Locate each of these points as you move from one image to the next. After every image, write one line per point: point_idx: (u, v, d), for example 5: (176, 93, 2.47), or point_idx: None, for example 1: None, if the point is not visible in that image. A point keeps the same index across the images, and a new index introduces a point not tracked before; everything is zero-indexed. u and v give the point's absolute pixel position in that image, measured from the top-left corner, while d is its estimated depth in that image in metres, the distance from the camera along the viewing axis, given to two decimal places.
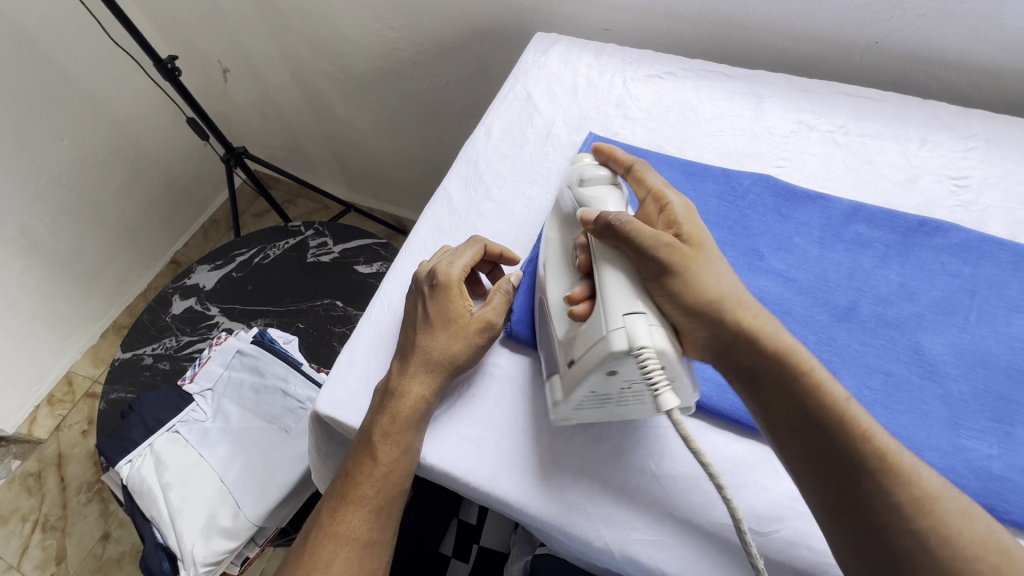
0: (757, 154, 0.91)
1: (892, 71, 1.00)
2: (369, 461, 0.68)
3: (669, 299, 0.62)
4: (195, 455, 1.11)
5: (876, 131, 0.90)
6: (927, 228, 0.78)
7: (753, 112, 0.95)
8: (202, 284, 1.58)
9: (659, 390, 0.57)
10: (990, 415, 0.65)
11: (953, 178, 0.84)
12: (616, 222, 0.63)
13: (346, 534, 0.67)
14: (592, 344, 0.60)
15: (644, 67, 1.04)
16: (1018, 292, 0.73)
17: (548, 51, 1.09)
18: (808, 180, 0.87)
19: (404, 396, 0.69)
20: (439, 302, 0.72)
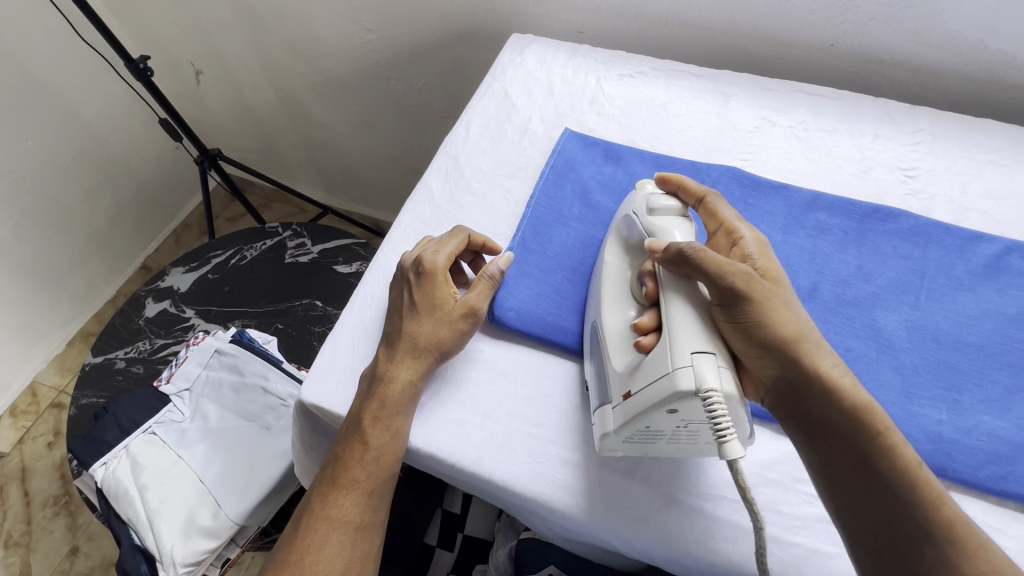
0: (724, 148, 0.96)
1: (847, 71, 1.06)
2: (359, 447, 0.69)
3: (740, 330, 0.61)
4: (172, 456, 1.09)
5: (833, 127, 0.96)
6: (880, 215, 0.84)
7: (720, 108, 1.00)
8: (177, 286, 1.56)
9: (725, 438, 0.56)
10: (940, 384, 0.70)
11: (903, 169, 0.91)
12: (693, 254, 0.63)
13: (338, 517, 0.68)
14: (654, 384, 0.60)
15: (616, 67, 1.08)
16: (963, 272, 0.78)
17: (524, 50, 1.12)
18: (772, 172, 0.92)
19: (394, 380, 0.70)
20: (424, 290, 0.74)
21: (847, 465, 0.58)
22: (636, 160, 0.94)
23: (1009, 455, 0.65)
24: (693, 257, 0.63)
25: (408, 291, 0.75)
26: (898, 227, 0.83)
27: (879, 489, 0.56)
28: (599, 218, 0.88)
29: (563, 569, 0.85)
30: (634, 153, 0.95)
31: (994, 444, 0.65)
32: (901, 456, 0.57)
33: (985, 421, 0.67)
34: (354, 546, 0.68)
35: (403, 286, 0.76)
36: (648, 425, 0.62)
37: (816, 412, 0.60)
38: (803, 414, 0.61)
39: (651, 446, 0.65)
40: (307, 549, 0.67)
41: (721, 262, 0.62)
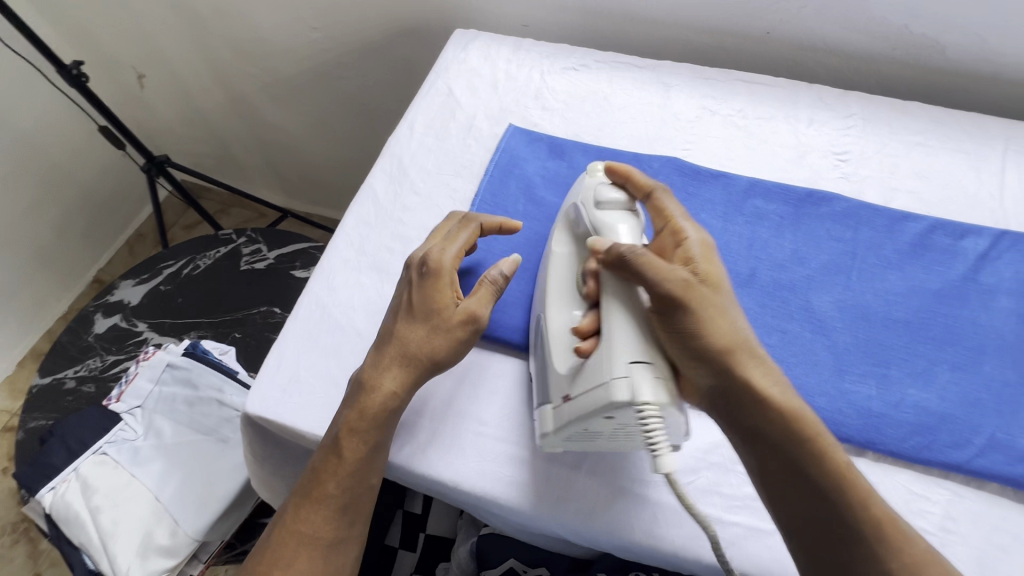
0: (666, 139, 0.97)
1: (783, 59, 1.09)
2: (333, 460, 0.67)
3: (675, 337, 0.60)
4: (126, 475, 1.06)
5: (771, 114, 0.98)
6: (814, 199, 0.86)
7: (662, 99, 1.01)
8: (127, 300, 1.51)
9: (657, 452, 0.57)
10: (870, 360, 0.73)
11: (836, 153, 0.93)
12: (631, 258, 0.61)
13: (305, 531, 0.67)
14: (592, 391, 0.60)
15: (559, 60, 1.08)
16: (892, 251, 0.81)
17: (468, 46, 1.11)
18: (712, 161, 0.94)
19: (376, 390, 0.68)
20: (423, 289, 0.71)
21: (775, 471, 0.60)
22: (579, 154, 0.94)
23: (932, 425, 0.68)
24: (630, 262, 0.61)
25: (411, 284, 0.72)
26: (831, 210, 0.85)
27: (810, 492, 0.58)
28: (544, 213, 0.88)
29: (522, 562, 0.86)
30: (578, 147, 0.95)
31: (918, 416, 0.68)
32: (831, 460, 0.58)
33: (911, 394, 0.70)
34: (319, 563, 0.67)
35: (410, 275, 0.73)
36: (585, 428, 0.63)
37: (755, 422, 0.60)
38: (743, 424, 0.61)
39: (590, 443, 0.67)
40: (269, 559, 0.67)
41: (659, 269, 0.60)
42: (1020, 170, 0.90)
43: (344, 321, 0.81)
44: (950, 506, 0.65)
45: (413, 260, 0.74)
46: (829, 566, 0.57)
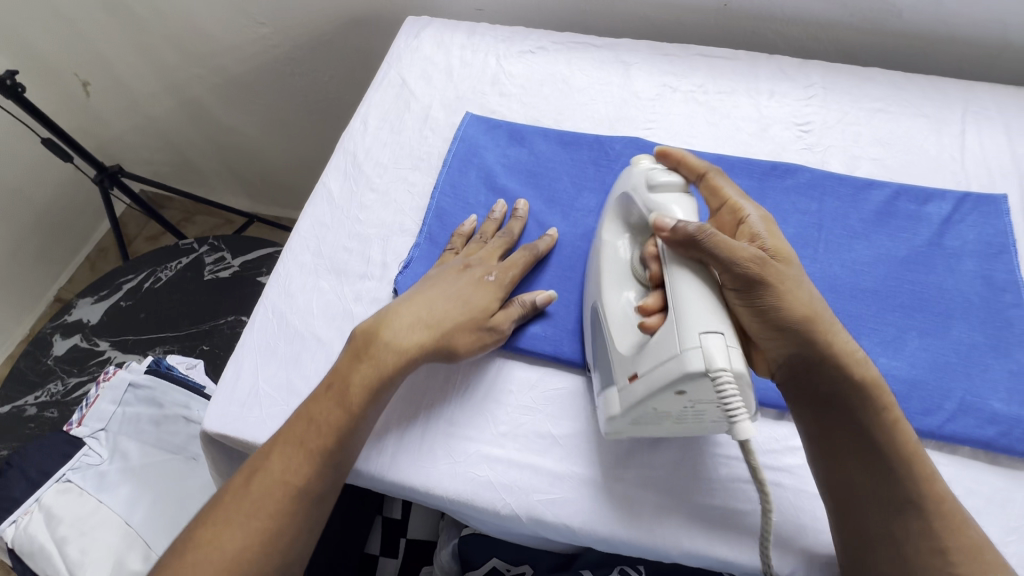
0: (628, 119, 0.95)
1: (742, 32, 1.07)
2: (330, 409, 0.64)
3: (755, 311, 0.60)
4: (92, 502, 1.00)
5: (733, 87, 0.96)
6: (779, 173, 0.85)
7: (621, 78, 0.99)
8: (87, 318, 1.44)
9: (737, 420, 0.55)
10: None
11: (798, 125, 0.92)
12: (707, 236, 0.59)
13: (268, 477, 0.62)
14: (661, 364, 0.57)
15: (515, 44, 1.04)
16: (857, 220, 0.81)
17: (421, 33, 1.07)
18: (674, 139, 0.92)
19: (401, 351, 0.66)
20: (474, 289, 0.72)
21: (849, 430, 0.60)
22: (539, 139, 0.91)
23: (903, 393, 0.68)
24: (709, 241, 0.59)
25: (467, 281, 0.73)
26: (797, 183, 0.84)
27: (873, 452, 0.59)
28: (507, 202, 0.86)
29: (506, 560, 0.84)
30: (537, 132, 0.92)
31: (889, 384, 0.68)
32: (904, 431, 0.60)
33: (881, 363, 0.70)
34: (270, 519, 0.60)
35: (468, 274, 0.73)
36: (653, 407, 0.60)
37: (835, 388, 0.61)
38: (823, 390, 0.62)
39: (657, 428, 0.63)
40: (219, 506, 0.61)
41: (735, 246, 0.59)
42: (980, 130, 0.89)
43: (303, 328, 0.77)
44: None
45: (473, 264, 0.75)
46: (881, 528, 0.58)
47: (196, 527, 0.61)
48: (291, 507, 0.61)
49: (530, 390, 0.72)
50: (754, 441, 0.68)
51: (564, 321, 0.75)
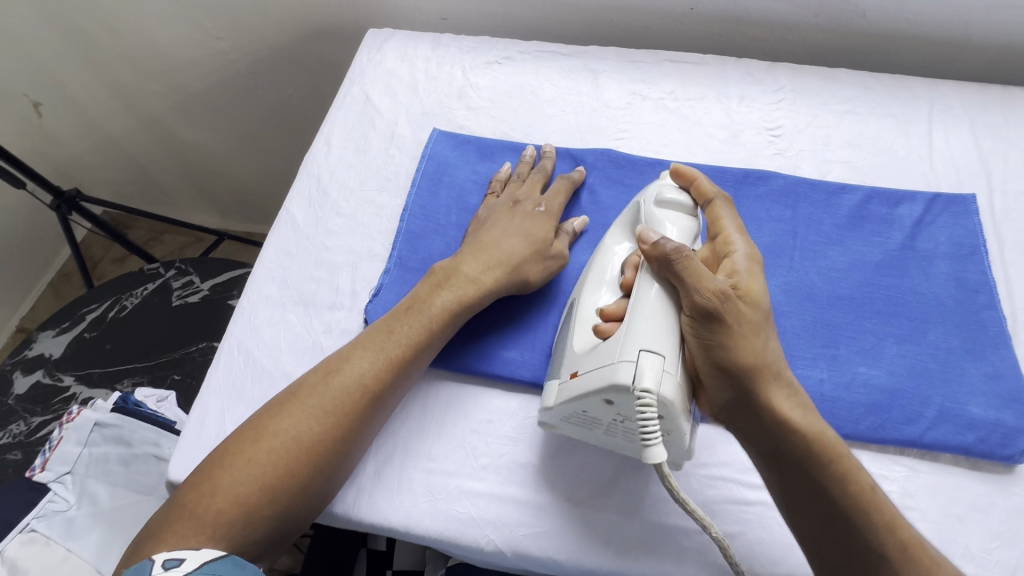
0: (596, 126, 0.94)
1: (712, 36, 1.06)
2: (410, 327, 0.68)
3: (703, 347, 0.57)
4: (60, 551, 0.82)
5: (702, 91, 0.95)
6: (754, 180, 0.84)
7: (590, 88, 0.97)
8: (50, 353, 1.28)
9: (649, 441, 0.53)
10: (819, 342, 0.71)
11: (769, 129, 0.92)
12: (680, 259, 0.57)
13: (342, 376, 0.64)
14: (596, 371, 0.58)
15: (481, 54, 1.01)
16: (832, 225, 0.80)
17: (383, 46, 1.03)
18: (642, 142, 0.91)
19: (478, 280, 0.71)
20: (531, 221, 0.76)
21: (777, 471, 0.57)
22: (509, 154, 0.89)
23: (884, 402, 0.68)
24: (679, 263, 0.58)
25: (524, 217, 0.77)
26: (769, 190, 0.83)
27: (809, 497, 0.55)
28: None
29: None
30: (507, 147, 0.90)
31: (869, 394, 0.67)
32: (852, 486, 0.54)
33: (860, 372, 0.69)
34: (342, 414, 0.62)
35: (522, 209, 0.78)
36: (586, 410, 0.61)
37: (768, 437, 0.56)
38: (757, 438, 0.57)
39: (589, 432, 0.64)
40: (290, 398, 0.63)
41: (701, 276, 0.57)
42: (947, 129, 0.89)
43: (271, 365, 0.75)
44: (906, 482, 0.65)
45: (522, 200, 0.79)
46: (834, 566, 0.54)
47: (261, 417, 0.62)
48: (365, 404, 0.64)
49: (511, 417, 0.70)
50: (737, 459, 0.67)
51: (542, 343, 0.73)
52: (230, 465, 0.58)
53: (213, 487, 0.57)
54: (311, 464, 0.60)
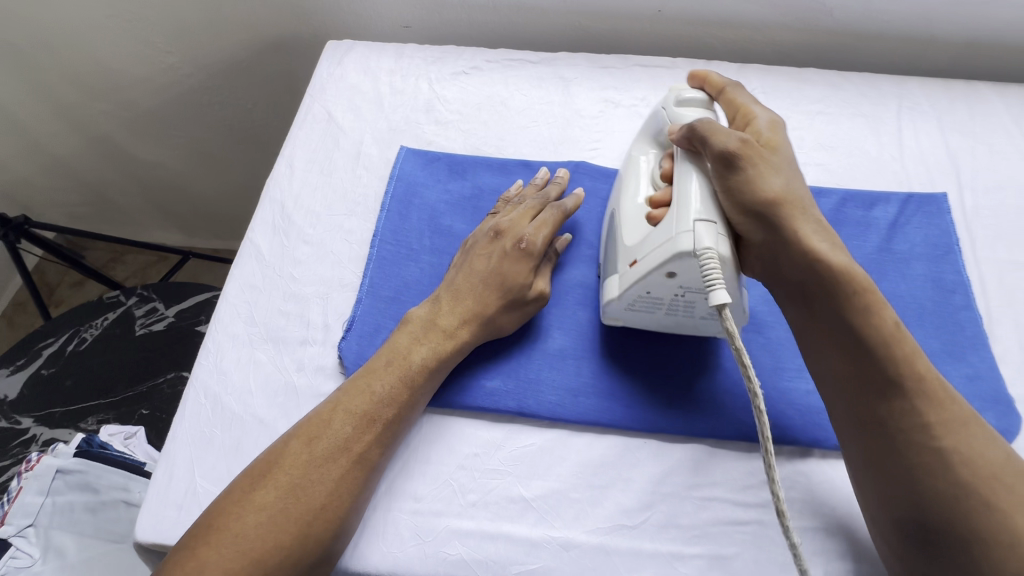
0: (801, 132, 0.69)
1: (797, 53, 0.78)
2: (391, 387, 0.49)
3: (730, 196, 0.47)
4: (117, 533, 0.69)
5: (955, 110, 0.70)
6: (988, 234, 0.62)
7: (772, 81, 0.73)
8: None
9: (711, 286, 0.43)
10: (997, 405, 0.51)
11: (967, 153, 0.67)
12: (701, 125, 0.49)
13: (327, 438, 0.46)
14: (658, 242, 0.47)
15: (479, 52, 0.77)
16: (993, 270, 0.59)
17: (348, 50, 0.78)
18: (863, 165, 0.67)
19: (452, 336, 0.52)
20: (508, 263, 0.54)
21: (847, 383, 0.44)
22: None
23: None
24: (699, 129, 0.49)
25: (498, 256, 0.54)
26: (1014, 253, 0.60)
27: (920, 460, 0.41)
28: None
29: None
30: None
31: None
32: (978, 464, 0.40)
33: None
34: (335, 485, 0.45)
35: (500, 244, 0.55)
36: (648, 290, 0.49)
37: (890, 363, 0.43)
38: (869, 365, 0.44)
39: (650, 318, 0.52)
40: (276, 460, 0.46)
41: (720, 130, 0.48)
42: None
43: None
44: None
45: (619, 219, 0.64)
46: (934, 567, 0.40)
47: (271, 452, 0.47)
48: (350, 479, 0.46)
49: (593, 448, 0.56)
50: None
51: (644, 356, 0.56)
52: (228, 521, 0.43)
53: (200, 562, 0.41)
54: (313, 543, 0.43)
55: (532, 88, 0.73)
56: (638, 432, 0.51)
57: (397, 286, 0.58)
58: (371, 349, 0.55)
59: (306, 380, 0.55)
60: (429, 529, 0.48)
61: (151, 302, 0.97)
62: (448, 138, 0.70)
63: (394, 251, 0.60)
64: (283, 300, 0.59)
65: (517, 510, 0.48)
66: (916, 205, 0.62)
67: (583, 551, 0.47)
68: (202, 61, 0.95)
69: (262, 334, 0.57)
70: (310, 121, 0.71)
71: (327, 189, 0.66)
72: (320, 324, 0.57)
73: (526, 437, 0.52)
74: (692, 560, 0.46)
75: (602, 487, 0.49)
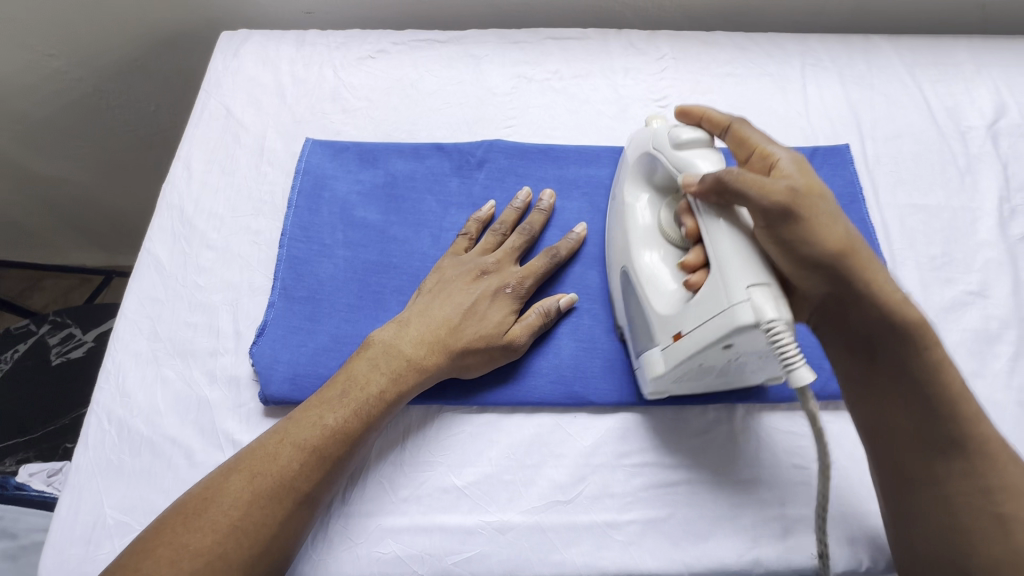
0: (711, 96, 0.70)
1: (705, 17, 0.79)
2: (350, 420, 0.45)
3: (788, 250, 0.41)
4: None
5: (854, 64, 0.72)
6: (888, 181, 0.64)
7: (681, 45, 0.73)
8: None
9: (791, 365, 0.38)
10: None
11: (867, 104, 0.69)
12: (731, 178, 0.41)
13: (272, 475, 0.42)
14: (706, 311, 0.41)
15: (385, 34, 0.73)
16: (892, 216, 0.62)
17: (245, 40, 0.73)
18: (772, 124, 0.68)
19: (413, 362, 0.48)
20: (487, 304, 0.52)
21: (911, 417, 0.41)
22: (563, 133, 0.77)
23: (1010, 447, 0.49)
24: (731, 182, 0.41)
25: (478, 293, 0.52)
26: (912, 197, 0.63)
27: (928, 456, 0.41)
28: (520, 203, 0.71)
29: None
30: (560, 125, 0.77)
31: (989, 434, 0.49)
32: (987, 469, 0.40)
33: None
34: (282, 526, 0.42)
35: (484, 283, 0.53)
36: (701, 362, 0.44)
37: (928, 396, 0.41)
38: (900, 398, 0.42)
39: (709, 381, 0.47)
40: (209, 496, 0.41)
41: (760, 182, 0.41)
42: None
43: None
44: None
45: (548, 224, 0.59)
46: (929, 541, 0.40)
47: (208, 486, 0.42)
48: (297, 517, 0.43)
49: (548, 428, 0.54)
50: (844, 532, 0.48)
51: (571, 326, 0.54)
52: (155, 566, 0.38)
53: None
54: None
55: (442, 69, 0.71)
56: (567, 407, 0.51)
57: (310, 284, 0.55)
58: (285, 352, 0.52)
59: (219, 392, 0.52)
60: (361, 531, 0.46)
61: (66, 329, 0.87)
62: (358, 126, 0.67)
63: (305, 248, 0.57)
64: (188, 310, 0.55)
65: (449, 500, 0.47)
66: (821, 158, 0.64)
67: (518, 532, 0.46)
68: (93, 64, 0.88)
69: (168, 349, 0.53)
70: (207, 119, 0.67)
71: (230, 190, 0.62)
72: (230, 332, 0.54)
73: (456, 424, 0.50)
74: (628, 525, 0.47)
75: (535, 466, 0.49)
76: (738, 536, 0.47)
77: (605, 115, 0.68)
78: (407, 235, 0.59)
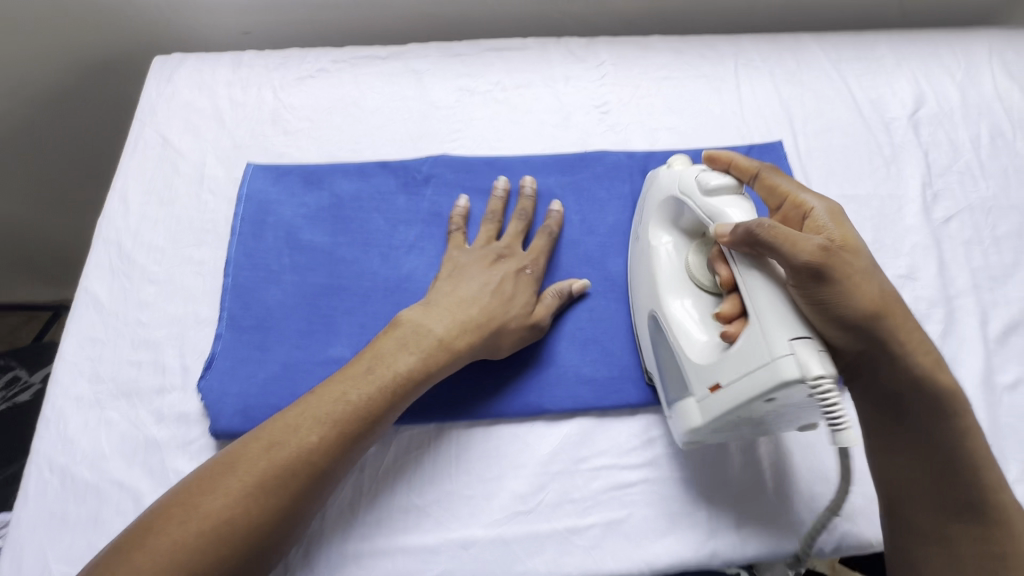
0: (650, 99, 0.72)
1: (642, 21, 0.81)
2: (375, 399, 0.45)
3: (825, 310, 0.40)
4: None
5: (784, 62, 0.75)
6: (821, 174, 0.67)
7: (618, 50, 0.75)
8: None
9: (838, 426, 0.38)
10: None
11: (798, 101, 0.72)
12: (761, 231, 0.41)
13: (291, 446, 0.42)
14: (749, 363, 0.41)
15: (324, 52, 0.73)
16: None
17: (179, 64, 0.71)
18: (709, 125, 0.70)
19: (441, 343, 0.48)
20: (510, 286, 0.53)
21: (932, 479, 0.43)
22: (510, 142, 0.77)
23: None
24: (762, 235, 0.41)
25: (501, 276, 0.53)
26: (843, 188, 0.66)
27: (943, 516, 0.43)
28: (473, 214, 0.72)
29: None
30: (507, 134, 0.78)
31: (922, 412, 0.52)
32: (999, 533, 0.42)
33: None
34: (295, 505, 0.41)
35: (503, 268, 0.54)
36: (738, 415, 0.43)
37: (952, 456, 0.43)
38: (923, 455, 0.43)
39: (744, 431, 0.47)
40: (223, 467, 0.41)
41: (792, 238, 0.41)
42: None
43: None
44: None
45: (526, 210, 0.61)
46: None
47: (219, 461, 0.42)
48: (311, 497, 0.42)
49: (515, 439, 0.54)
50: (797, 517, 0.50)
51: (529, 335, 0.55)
52: (155, 547, 0.37)
53: None
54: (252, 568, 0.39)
55: (384, 85, 0.70)
56: (524, 417, 0.52)
57: (258, 312, 0.54)
58: (234, 385, 0.51)
59: (167, 431, 0.50)
60: (323, 560, 0.46)
61: (10, 371, 0.83)
62: (301, 148, 0.66)
63: (251, 276, 0.56)
64: (131, 348, 0.54)
65: (411, 520, 0.47)
66: (757, 156, 0.66)
67: (480, 547, 0.47)
68: (21, 88, 0.84)
69: (111, 390, 0.52)
70: (142, 149, 0.65)
71: (170, 221, 0.60)
72: (177, 368, 0.53)
73: (415, 443, 0.50)
74: (590, 529, 0.48)
75: (495, 478, 0.49)
76: (696, 530, 0.48)
77: (548, 124, 0.69)
78: (356, 255, 0.58)
